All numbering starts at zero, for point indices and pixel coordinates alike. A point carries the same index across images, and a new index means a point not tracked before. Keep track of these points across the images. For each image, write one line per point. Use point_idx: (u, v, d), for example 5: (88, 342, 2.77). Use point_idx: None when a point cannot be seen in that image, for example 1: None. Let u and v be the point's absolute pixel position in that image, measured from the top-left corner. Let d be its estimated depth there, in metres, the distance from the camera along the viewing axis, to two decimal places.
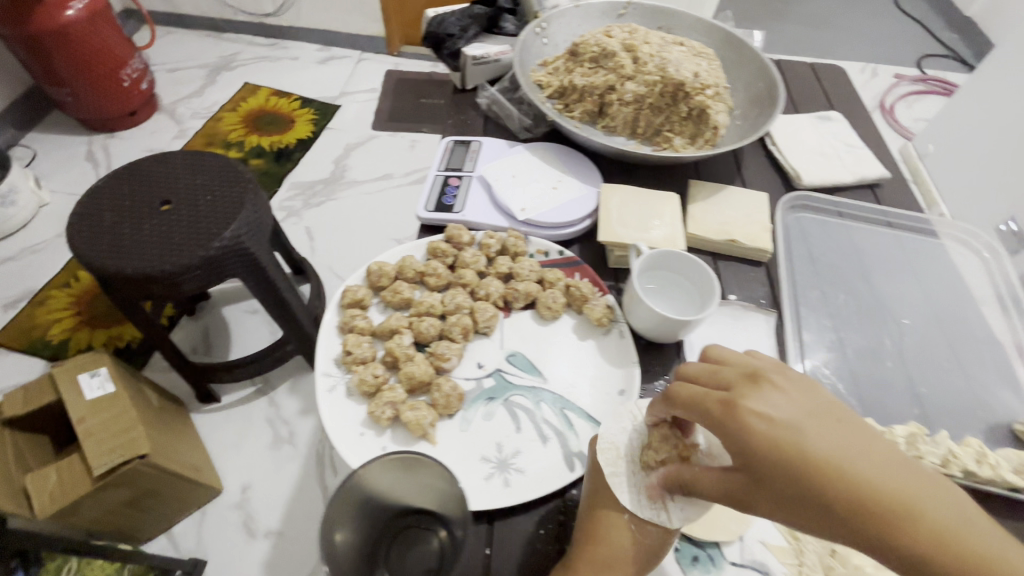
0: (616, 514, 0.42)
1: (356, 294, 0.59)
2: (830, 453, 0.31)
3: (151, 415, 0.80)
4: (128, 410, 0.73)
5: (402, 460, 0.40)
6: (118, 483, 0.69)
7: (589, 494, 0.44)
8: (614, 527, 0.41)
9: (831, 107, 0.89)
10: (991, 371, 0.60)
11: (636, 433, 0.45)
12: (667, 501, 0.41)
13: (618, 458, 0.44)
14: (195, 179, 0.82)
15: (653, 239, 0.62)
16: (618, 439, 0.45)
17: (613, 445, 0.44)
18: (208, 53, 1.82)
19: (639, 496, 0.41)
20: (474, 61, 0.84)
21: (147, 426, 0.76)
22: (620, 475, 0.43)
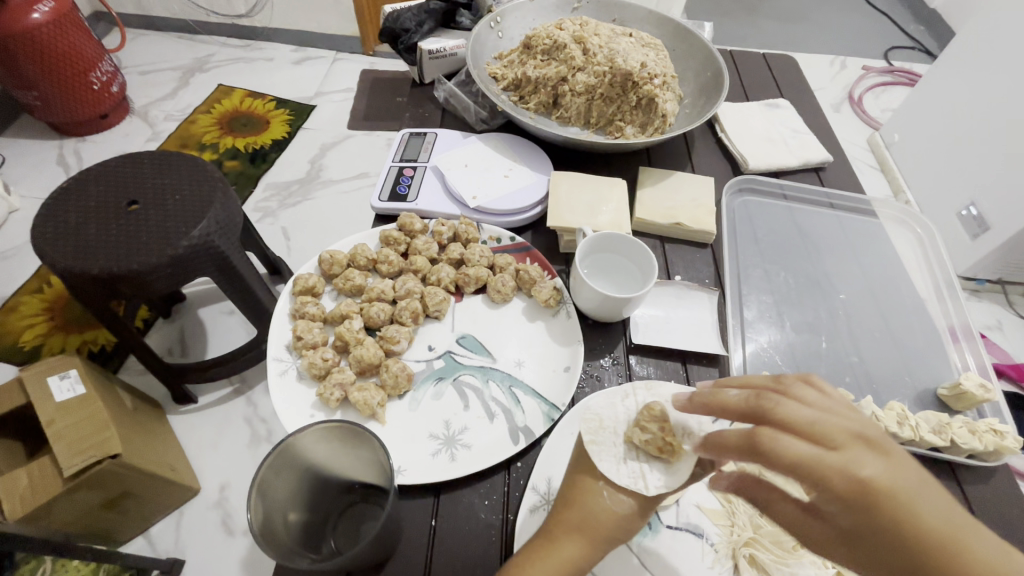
0: (593, 484, 0.42)
1: (307, 282, 0.60)
2: (935, 524, 0.31)
3: (125, 417, 0.79)
4: (100, 412, 0.71)
5: (335, 430, 0.40)
6: (90, 483, 0.68)
7: (572, 469, 0.45)
8: (590, 496, 0.42)
9: (782, 95, 0.92)
10: (920, 341, 0.63)
11: (627, 408, 0.45)
12: (646, 470, 0.42)
13: (601, 429, 0.44)
14: (162, 179, 0.83)
15: (599, 224, 0.65)
16: (610, 413, 0.45)
17: (598, 417, 0.45)
18: (182, 55, 1.81)
19: (621, 465, 0.42)
20: (429, 55, 0.85)
21: (119, 426, 0.76)
22: (604, 445, 0.43)
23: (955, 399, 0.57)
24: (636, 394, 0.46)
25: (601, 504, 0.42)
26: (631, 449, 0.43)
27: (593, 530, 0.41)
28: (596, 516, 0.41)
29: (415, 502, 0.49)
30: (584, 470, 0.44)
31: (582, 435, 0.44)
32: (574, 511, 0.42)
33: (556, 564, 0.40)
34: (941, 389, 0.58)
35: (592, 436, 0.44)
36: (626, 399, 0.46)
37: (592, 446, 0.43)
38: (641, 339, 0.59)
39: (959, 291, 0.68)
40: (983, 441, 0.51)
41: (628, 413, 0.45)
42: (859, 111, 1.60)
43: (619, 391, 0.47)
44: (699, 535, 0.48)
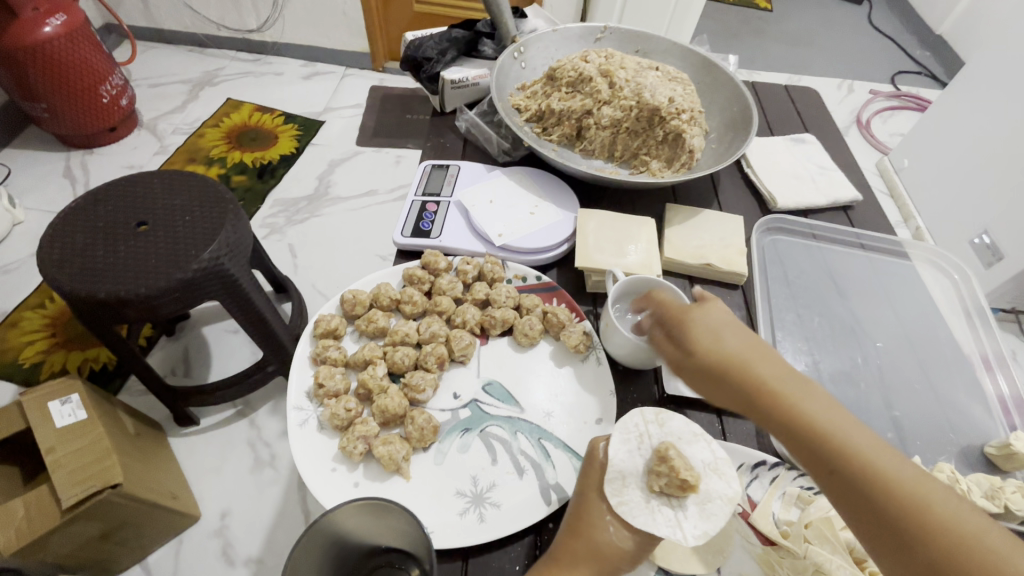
0: (599, 516, 0.42)
1: (329, 324, 0.58)
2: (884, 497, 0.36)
3: (127, 443, 0.77)
4: (102, 439, 0.68)
5: (375, 508, 0.38)
6: (89, 514, 0.65)
7: (580, 495, 0.45)
8: (596, 529, 0.42)
9: (806, 128, 0.91)
10: (961, 389, 0.62)
11: (641, 446, 0.44)
12: (680, 517, 0.41)
13: (623, 485, 0.43)
14: (173, 200, 0.81)
15: (629, 265, 0.63)
16: (624, 453, 0.44)
17: (620, 473, 0.43)
18: (192, 68, 1.80)
19: (654, 514, 0.41)
20: (452, 86, 0.84)
21: (121, 454, 0.72)
22: (624, 493, 0.42)
23: (1004, 458, 0.54)
24: (649, 432, 0.45)
25: (607, 539, 0.41)
26: (655, 496, 0.42)
27: (600, 560, 0.41)
28: (600, 547, 0.41)
29: (444, 566, 0.46)
30: (590, 499, 0.44)
31: (604, 484, 0.43)
32: (582, 542, 0.42)
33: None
34: (989, 447, 0.56)
35: (610, 485, 0.43)
36: (643, 442, 0.45)
37: (608, 489, 0.43)
38: (675, 390, 0.57)
39: (990, 317, 0.68)
40: None
41: (644, 458, 0.44)
42: (868, 136, 1.60)
43: (626, 423, 0.46)
44: None
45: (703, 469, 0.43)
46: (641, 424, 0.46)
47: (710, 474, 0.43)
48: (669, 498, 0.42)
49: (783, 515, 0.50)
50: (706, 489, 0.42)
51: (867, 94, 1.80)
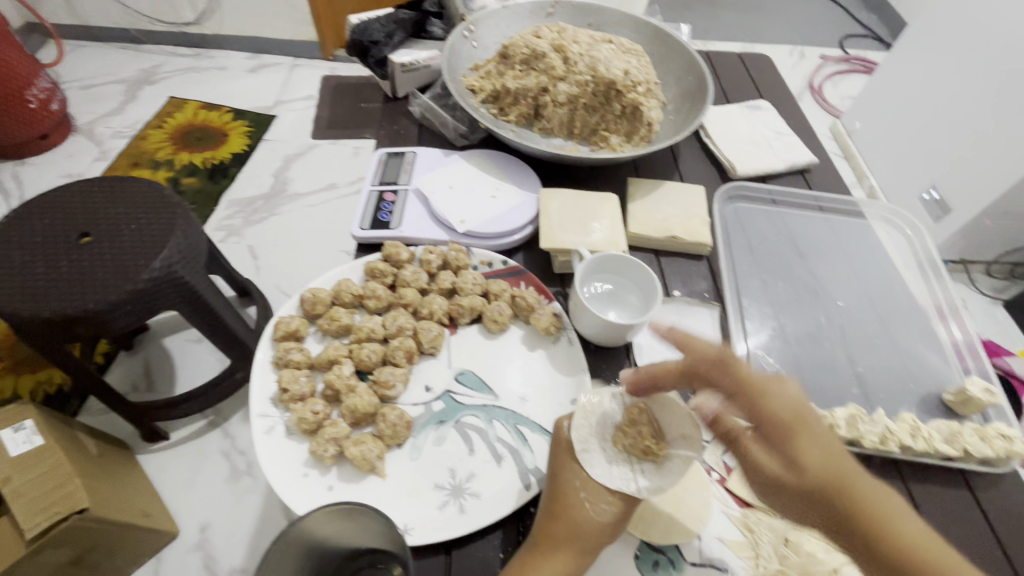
0: (574, 494, 0.42)
1: (289, 326, 0.55)
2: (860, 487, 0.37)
3: (90, 465, 0.73)
4: (63, 463, 0.65)
5: (341, 511, 0.37)
6: (56, 544, 0.61)
7: (555, 472, 0.44)
8: (573, 507, 0.42)
9: (760, 94, 0.91)
10: (919, 340, 0.64)
11: (614, 411, 0.45)
12: (636, 474, 0.42)
13: (591, 435, 0.44)
14: (116, 208, 0.76)
15: (594, 243, 0.62)
16: (593, 417, 0.45)
17: (586, 423, 0.45)
18: (127, 66, 1.69)
19: (611, 468, 0.43)
20: (403, 69, 0.81)
21: (86, 477, 0.69)
22: (594, 460, 0.43)
23: (961, 404, 0.56)
24: (622, 393, 0.46)
25: (585, 516, 0.41)
26: (622, 459, 0.43)
27: (580, 538, 0.41)
28: (580, 525, 0.41)
29: (426, 562, 0.45)
30: (565, 477, 0.43)
31: (572, 444, 0.44)
32: (562, 524, 0.41)
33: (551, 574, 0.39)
34: (946, 394, 0.58)
35: (582, 450, 0.44)
36: (610, 401, 0.46)
37: (581, 455, 0.43)
38: (647, 363, 0.58)
39: (942, 268, 0.71)
40: (993, 447, 0.52)
41: (617, 415, 0.45)
42: (821, 101, 1.63)
43: (593, 395, 0.46)
44: (724, 569, 0.46)
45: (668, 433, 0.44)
46: (614, 387, 0.47)
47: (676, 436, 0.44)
48: (634, 464, 0.43)
49: None
50: (673, 452, 0.43)
51: (818, 59, 1.83)
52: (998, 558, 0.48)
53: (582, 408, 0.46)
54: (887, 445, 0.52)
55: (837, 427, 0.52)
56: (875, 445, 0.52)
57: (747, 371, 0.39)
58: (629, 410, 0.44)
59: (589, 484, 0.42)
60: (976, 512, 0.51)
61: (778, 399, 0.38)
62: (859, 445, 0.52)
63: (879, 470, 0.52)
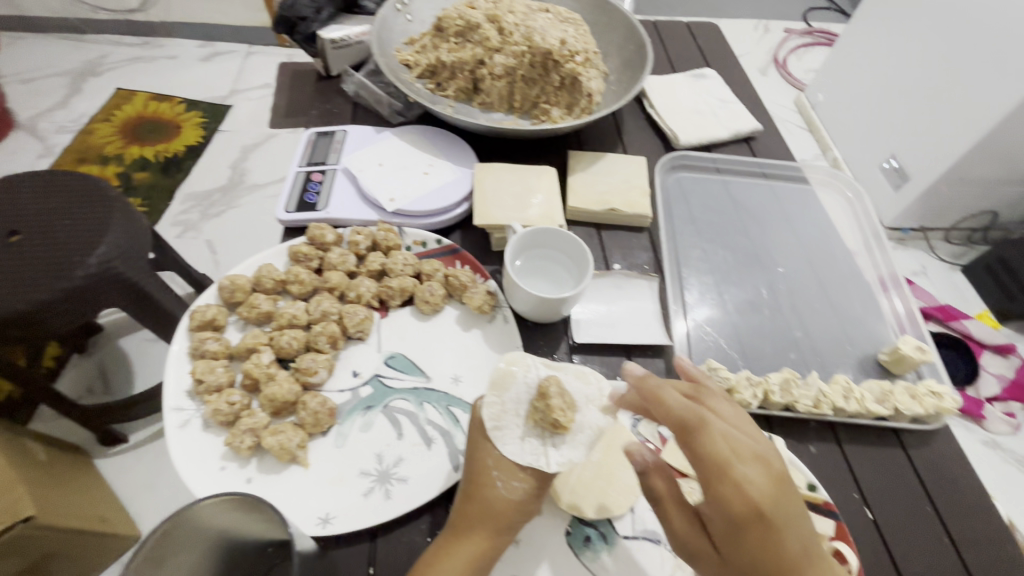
0: (486, 474, 0.41)
1: (205, 315, 0.53)
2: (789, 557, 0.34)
3: (43, 473, 0.70)
4: (8, 471, 0.63)
5: (224, 502, 0.35)
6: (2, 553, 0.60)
7: (470, 452, 0.43)
8: (485, 488, 0.41)
9: (707, 64, 0.90)
10: (858, 304, 0.64)
11: (527, 385, 0.43)
12: (547, 448, 0.42)
13: (503, 411, 0.43)
14: (46, 204, 0.72)
15: (530, 218, 0.60)
16: (506, 393, 0.43)
17: (498, 400, 0.43)
18: (68, 57, 1.60)
19: (522, 444, 0.42)
20: (333, 45, 0.78)
21: (33, 484, 0.66)
22: (507, 436, 0.42)
23: (894, 363, 0.57)
24: (535, 367, 0.45)
25: (497, 495, 0.41)
26: (535, 435, 0.42)
27: (492, 519, 0.40)
28: (491, 505, 0.41)
29: (350, 551, 0.44)
30: (479, 457, 0.42)
31: (484, 423, 0.43)
32: (475, 507, 0.41)
33: (463, 562, 0.39)
34: (881, 354, 0.58)
35: (494, 427, 0.42)
36: (522, 375, 0.44)
37: (493, 432, 0.42)
38: (584, 338, 0.56)
39: (884, 240, 0.70)
40: (924, 405, 0.52)
41: (529, 389, 0.44)
42: (785, 74, 1.62)
43: (504, 371, 0.44)
44: (658, 541, 0.45)
45: (581, 404, 0.43)
46: (528, 360, 0.45)
47: (589, 407, 0.43)
48: (546, 440, 0.42)
49: None
50: (583, 426, 0.42)
51: (781, 32, 1.82)
52: (930, 515, 0.49)
53: (493, 385, 0.44)
54: (821, 408, 0.52)
55: (771, 392, 0.52)
56: (809, 409, 0.52)
57: (740, 474, 0.34)
58: (539, 385, 0.43)
59: (501, 462, 0.41)
60: (909, 470, 0.51)
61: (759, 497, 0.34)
62: (793, 410, 0.52)
63: (814, 434, 0.52)
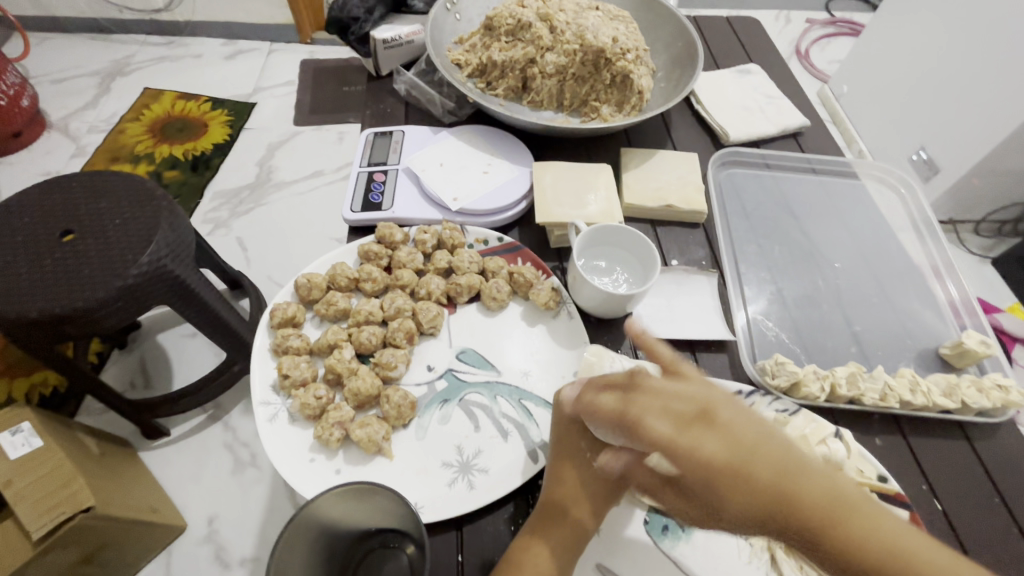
0: (581, 455, 0.44)
1: (286, 312, 0.55)
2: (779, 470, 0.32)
3: (93, 464, 0.72)
4: (63, 464, 0.63)
5: (346, 494, 0.37)
6: (63, 544, 0.60)
7: (560, 434, 0.46)
8: (580, 469, 0.44)
9: (749, 59, 0.90)
10: (914, 297, 0.64)
11: (613, 372, 0.51)
12: None
13: None
14: (98, 204, 0.74)
15: (590, 215, 0.61)
16: None
17: None
18: (97, 57, 1.62)
19: None
20: (385, 45, 0.80)
21: (89, 476, 0.68)
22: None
23: (957, 357, 0.57)
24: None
25: (593, 474, 0.43)
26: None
27: (588, 500, 0.43)
28: (586, 485, 0.43)
29: (438, 539, 0.46)
30: (571, 439, 0.45)
31: (577, 405, 0.47)
32: (570, 488, 0.43)
33: (560, 543, 0.41)
34: (943, 348, 0.58)
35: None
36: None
37: (584, 415, 0.45)
38: (648, 333, 0.57)
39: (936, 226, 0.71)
40: (991, 398, 0.53)
41: (615, 377, 0.51)
42: (808, 66, 1.61)
43: (592, 360, 0.53)
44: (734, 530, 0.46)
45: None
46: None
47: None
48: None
49: None
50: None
51: (804, 23, 1.80)
52: (995, 504, 0.50)
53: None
54: (887, 402, 0.52)
55: (839, 385, 0.53)
56: (876, 402, 0.53)
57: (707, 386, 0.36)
58: None
59: (594, 443, 0.44)
60: (975, 463, 0.52)
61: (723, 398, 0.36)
62: (859, 403, 0.53)
63: (880, 427, 0.53)
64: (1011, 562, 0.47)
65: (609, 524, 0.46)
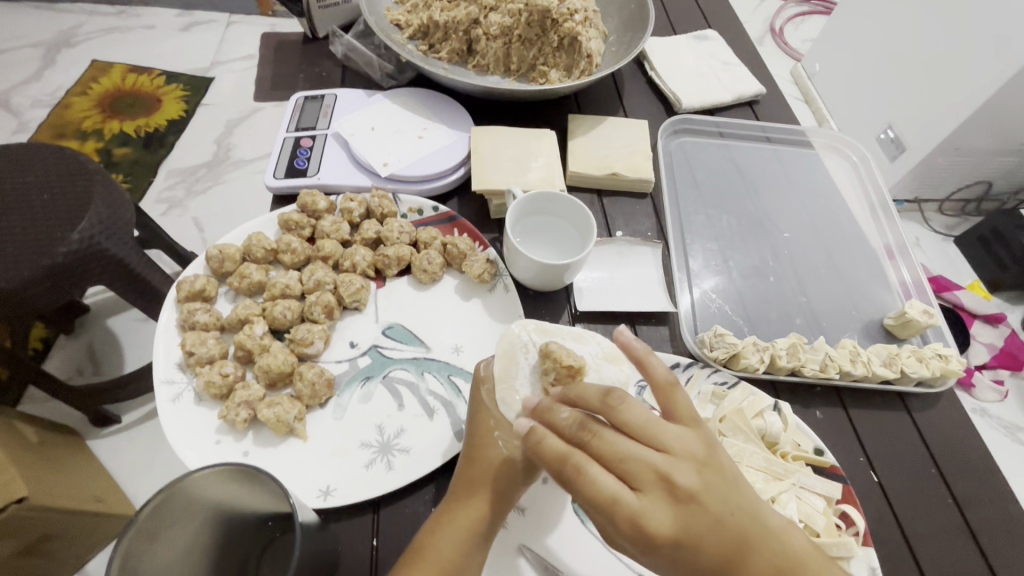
0: (489, 434, 0.43)
1: (193, 286, 0.50)
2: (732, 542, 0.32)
3: (30, 453, 0.69)
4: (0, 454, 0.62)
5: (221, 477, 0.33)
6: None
7: (474, 415, 0.44)
8: (488, 448, 0.42)
9: (708, 24, 0.86)
10: (863, 270, 0.63)
11: (529, 361, 0.43)
12: None
13: (510, 385, 0.43)
14: (24, 178, 0.68)
15: (529, 182, 0.58)
16: (511, 370, 0.43)
17: (506, 380, 0.43)
18: (40, 26, 1.52)
19: None
20: (319, 4, 0.74)
21: (25, 466, 0.66)
22: (512, 399, 0.42)
23: (900, 327, 0.56)
24: (530, 342, 0.44)
25: (500, 454, 0.42)
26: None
27: (495, 479, 0.41)
28: (493, 463, 0.42)
29: (352, 524, 0.43)
30: (481, 419, 0.43)
31: (495, 400, 0.43)
32: (477, 469, 0.42)
33: (464, 525, 0.39)
34: (888, 319, 0.57)
35: (500, 395, 0.42)
36: (524, 356, 0.43)
37: (496, 398, 0.43)
38: (587, 306, 0.55)
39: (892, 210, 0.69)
40: (930, 367, 0.51)
41: (533, 363, 0.43)
42: (782, 44, 1.58)
43: (508, 348, 0.44)
44: None
45: (590, 358, 0.44)
46: (522, 338, 0.44)
47: (600, 358, 0.44)
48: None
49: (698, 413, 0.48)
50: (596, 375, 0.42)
51: (778, 0, 1.76)
52: (933, 476, 0.49)
53: (498, 379, 0.43)
54: (828, 373, 0.51)
55: (778, 356, 0.51)
56: (816, 373, 0.51)
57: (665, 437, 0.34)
58: (543, 351, 0.42)
59: (503, 422, 0.42)
60: (914, 435, 0.51)
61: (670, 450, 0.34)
62: (800, 373, 0.52)
63: (821, 398, 0.52)
64: (945, 536, 0.46)
65: (534, 503, 0.44)
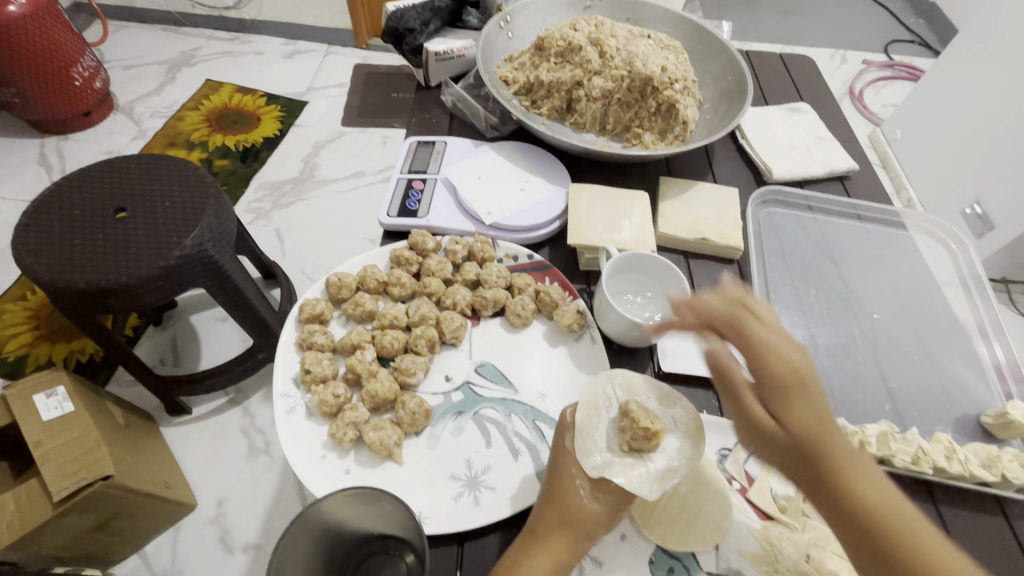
0: (571, 482, 0.44)
1: (314, 308, 0.57)
2: (813, 420, 0.36)
3: (117, 434, 0.70)
4: (92, 431, 0.64)
5: (352, 498, 0.38)
6: (82, 508, 0.61)
7: (554, 464, 0.45)
8: (568, 495, 0.43)
9: (800, 98, 0.88)
10: (956, 358, 0.61)
11: (610, 416, 0.45)
12: (650, 469, 0.42)
13: (588, 438, 0.44)
14: (151, 183, 0.73)
15: (622, 241, 0.61)
16: (592, 422, 0.45)
17: (585, 431, 0.44)
18: (167, 47, 1.69)
19: (615, 467, 0.42)
20: (436, 58, 0.81)
21: (116, 447, 0.68)
22: (590, 451, 0.43)
23: (1000, 428, 0.54)
24: (613, 397, 0.46)
25: (580, 503, 0.43)
26: (627, 455, 0.43)
27: (574, 525, 0.42)
28: (574, 511, 0.42)
29: (437, 552, 0.45)
30: (563, 465, 0.45)
31: (573, 447, 0.44)
32: (558, 512, 0.43)
33: (545, 566, 0.40)
34: (985, 416, 0.55)
35: (579, 445, 0.44)
36: (605, 410, 0.45)
37: (576, 443, 0.44)
38: (671, 366, 0.56)
39: (987, 284, 0.68)
40: None
41: (613, 420, 0.45)
42: (862, 107, 1.54)
43: (590, 402, 0.46)
44: None
45: (669, 422, 0.44)
46: (607, 391, 0.46)
47: (678, 425, 0.44)
48: (637, 453, 0.42)
49: (780, 489, 0.50)
50: (670, 441, 0.43)
51: (860, 64, 1.72)
52: None
53: (579, 428, 0.45)
54: (920, 466, 0.50)
55: (868, 443, 0.50)
56: (907, 465, 0.50)
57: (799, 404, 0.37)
58: (623, 406, 0.44)
59: (586, 475, 0.43)
60: (1010, 540, 0.49)
61: (848, 454, 0.35)
62: (889, 463, 0.51)
63: (910, 491, 0.51)
64: None
65: (611, 558, 0.45)
